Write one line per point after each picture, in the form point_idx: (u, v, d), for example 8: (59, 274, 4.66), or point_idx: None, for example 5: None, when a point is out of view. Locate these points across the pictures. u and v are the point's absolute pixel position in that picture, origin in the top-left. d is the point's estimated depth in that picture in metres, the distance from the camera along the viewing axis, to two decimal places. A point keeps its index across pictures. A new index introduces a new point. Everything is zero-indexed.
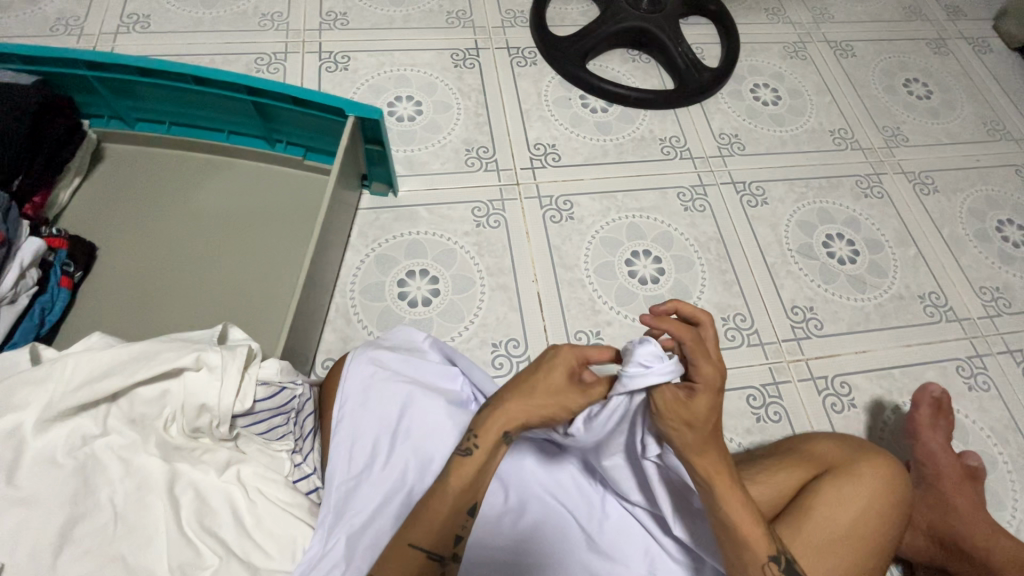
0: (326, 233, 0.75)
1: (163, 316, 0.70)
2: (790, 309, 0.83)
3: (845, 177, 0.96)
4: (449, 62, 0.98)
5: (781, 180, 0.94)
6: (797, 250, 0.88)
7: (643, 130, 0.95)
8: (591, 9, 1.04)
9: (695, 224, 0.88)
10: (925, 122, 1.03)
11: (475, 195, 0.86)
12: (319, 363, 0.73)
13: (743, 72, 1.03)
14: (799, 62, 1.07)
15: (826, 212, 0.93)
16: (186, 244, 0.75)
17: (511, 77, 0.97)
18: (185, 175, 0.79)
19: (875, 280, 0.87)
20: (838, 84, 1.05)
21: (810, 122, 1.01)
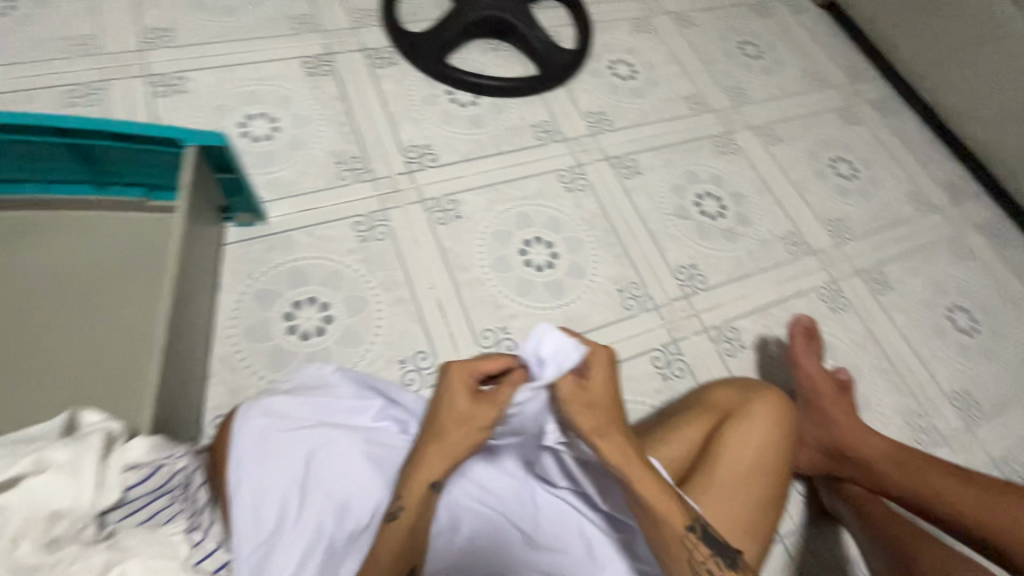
0: (465, 195, 0.89)
1: (325, 219, 0.82)
2: (868, 374, 0.88)
3: (937, 273, 1.01)
4: (606, 77, 1.08)
5: (890, 258, 1.01)
6: (901, 320, 0.94)
7: (760, 182, 1.04)
8: (736, 67, 1.19)
9: (796, 273, 0.94)
10: (1008, 249, 1.09)
11: (599, 191, 0.95)
12: (429, 293, 0.80)
13: (861, 149, 1.14)
14: (915, 150, 1.17)
15: (940, 286, 1.00)
16: (354, 168, 0.87)
17: (655, 105, 1.08)
18: (366, 113, 0.93)
19: (959, 368, 0.92)
20: (932, 181, 1.13)
21: (915, 208, 1.09)
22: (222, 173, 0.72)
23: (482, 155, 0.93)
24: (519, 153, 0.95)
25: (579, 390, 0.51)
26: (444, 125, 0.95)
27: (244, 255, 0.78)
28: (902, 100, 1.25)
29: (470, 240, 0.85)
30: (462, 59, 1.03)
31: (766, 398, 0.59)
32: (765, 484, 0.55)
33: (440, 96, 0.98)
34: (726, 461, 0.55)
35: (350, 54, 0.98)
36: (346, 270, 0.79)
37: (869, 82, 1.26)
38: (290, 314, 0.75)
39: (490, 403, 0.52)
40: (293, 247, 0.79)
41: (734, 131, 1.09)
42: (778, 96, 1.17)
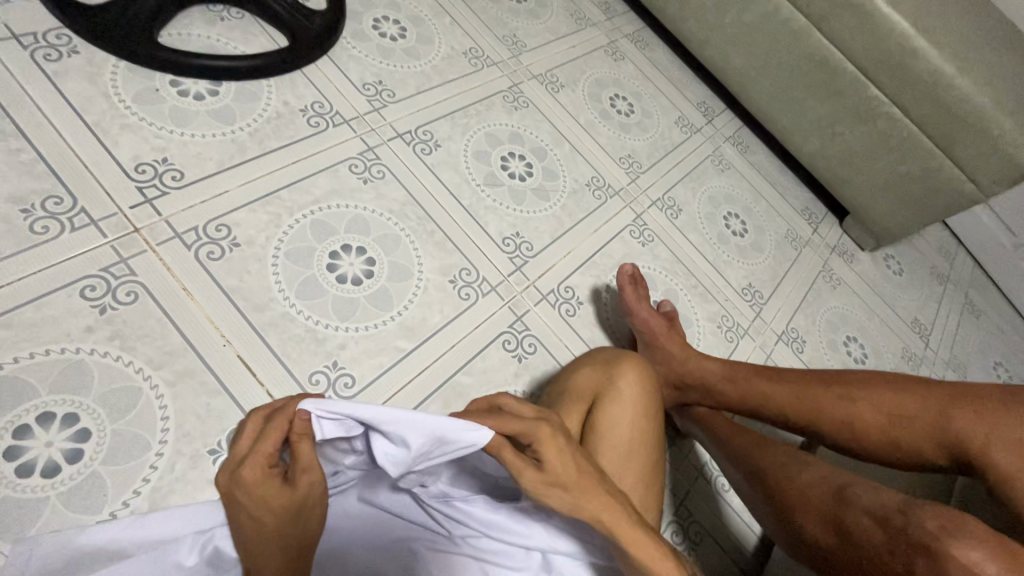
0: (237, 213, 0.70)
1: (31, 293, 0.57)
2: (683, 295, 0.98)
3: (710, 188, 1.16)
4: (374, 39, 0.95)
5: (676, 185, 1.11)
6: (694, 239, 1.06)
7: (558, 133, 1.04)
8: (505, 12, 1.14)
9: (608, 218, 0.99)
10: (755, 155, 1.30)
11: (401, 174, 0.84)
12: (227, 351, 0.63)
13: (632, 83, 1.22)
14: (672, 79, 1.30)
15: (713, 200, 1.14)
16: (56, 212, 0.62)
17: (438, 66, 0.98)
18: (50, 129, 0.66)
19: (741, 269, 1.08)
20: (694, 107, 1.28)
21: (683, 131, 1.21)
22: None
23: (245, 158, 0.74)
24: (294, 147, 0.78)
25: (542, 477, 0.50)
26: (178, 128, 0.73)
27: None
28: (651, 31, 1.35)
29: (261, 270, 0.68)
30: (178, 35, 0.79)
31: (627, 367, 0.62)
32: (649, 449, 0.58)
33: (161, 88, 0.74)
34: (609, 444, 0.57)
35: None
36: (89, 358, 0.57)
37: (622, 17, 1.33)
38: (12, 448, 0.51)
39: (302, 476, 0.47)
40: None
41: (520, 82, 1.06)
42: (550, 40, 1.17)
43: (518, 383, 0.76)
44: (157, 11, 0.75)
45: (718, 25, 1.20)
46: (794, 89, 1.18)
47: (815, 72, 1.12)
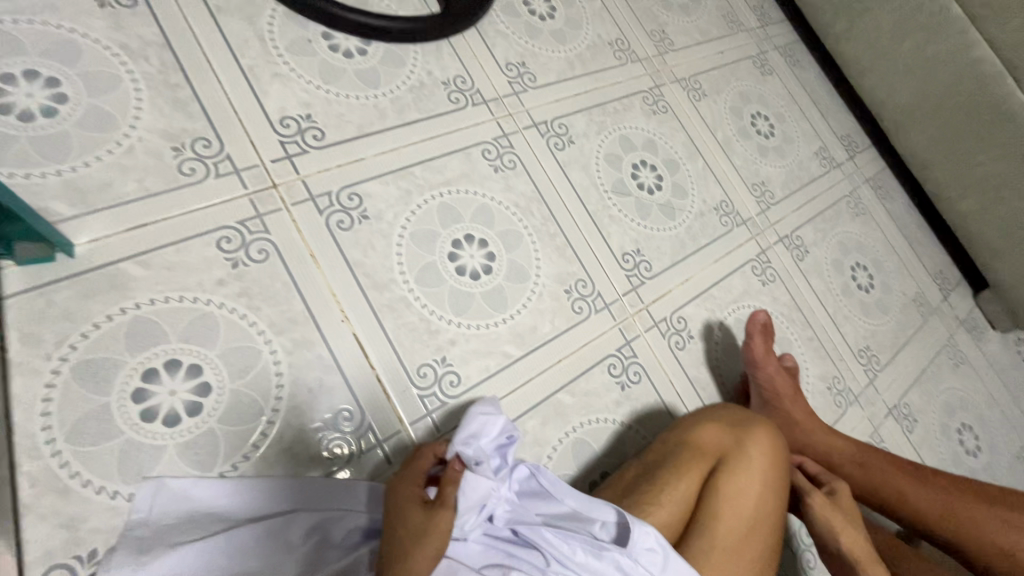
0: (371, 184, 0.68)
1: (173, 233, 0.57)
2: (795, 345, 0.90)
3: (841, 233, 1.06)
4: (524, 15, 0.89)
5: (807, 223, 1.02)
6: (817, 287, 0.97)
7: (693, 145, 0.96)
8: (656, 4, 1.06)
9: (729, 247, 0.91)
10: (892, 201, 1.17)
11: (532, 167, 0.79)
12: (342, 324, 0.61)
13: (776, 102, 1.12)
14: (819, 104, 1.18)
15: (845, 246, 1.05)
16: (204, 156, 0.61)
17: (583, 54, 0.92)
18: (210, 67, 0.65)
19: (858, 328, 0.98)
20: (837, 138, 1.17)
21: (822, 165, 1.11)
22: None
23: (383, 127, 0.71)
24: (432, 120, 0.75)
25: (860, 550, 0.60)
26: (324, 85, 0.70)
27: (46, 309, 0.51)
28: (805, 46, 1.23)
29: (385, 247, 0.66)
30: None
31: (757, 431, 0.62)
32: (769, 515, 0.59)
33: (314, 40, 0.72)
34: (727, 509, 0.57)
35: None
36: (217, 311, 0.56)
37: (777, 26, 1.22)
38: (140, 391, 0.51)
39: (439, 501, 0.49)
40: (127, 287, 0.54)
41: (662, 84, 0.98)
42: (698, 41, 1.08)
43: (616, 412, 0.72)
44: None
45: (890, 53, 1.08)
46: (962, 139, 1.04)
47: (995, 126, 0.99)
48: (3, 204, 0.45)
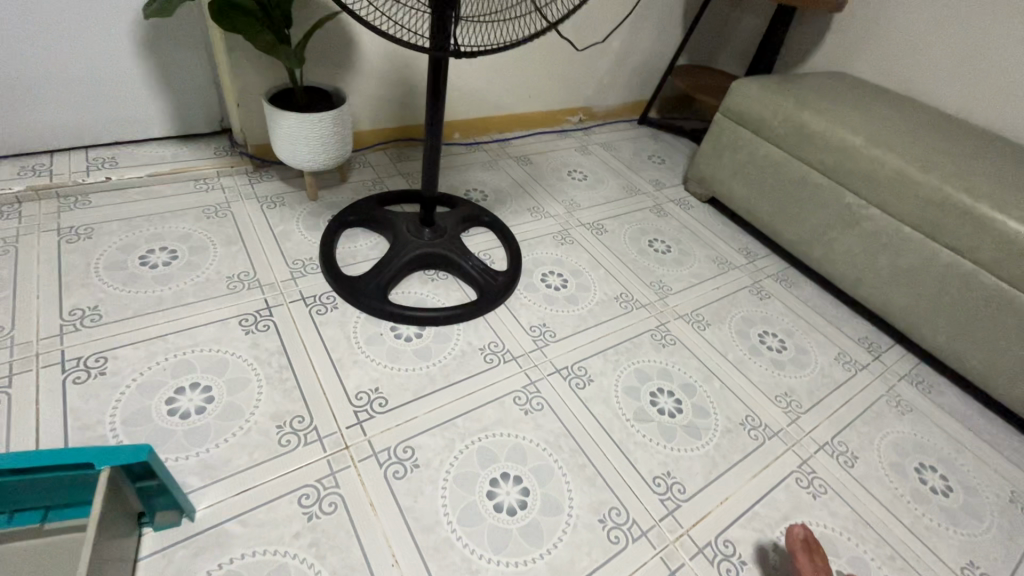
0: (422, 437, 0.83)
1: (267, 495, 0.73)
2: (874, 566, 0.82)
3: (891, 434, 1.04)
4: (542, 289, 1.16)
5: (847, 428, 1.03)
6: (880, 495, 0.92)
7: (706, 368, 1.08)
8: (651, 262, 1.33)
9: (766, 461, 0.93)
10: (941, 394, 1.16)
11: (557, 406, 0.93)
12: (393, 568, 0.69)
13: (780, 320, 1.25)
14: (825, 315, 1.30)
15: (900, 447, 1.02)
16: (298, 429, 0.81)
17: (593, 309, 1.14)
18: (311, 363, 0.90)
19: (951, 541, 0.88)
20: (855, 342, 1.24)
21: (846, 369, 1.16)
22: (143, 480, 0.61)
23: (433, 389, 0.91)
24: (472, 379, 0.94)
25: None
26: (390, 363, 0.93)
27: (165, 568, 0.64)
28: (796, 270, 1.42)
29: (432, 491, 0.77)
30: (402, 294, 1.07)
31: None
32: None
33: (384, 333, 0.99)
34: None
35: (290, 305, 0.99)
36: (291, 562, 0.67)
37: (765, 259, 1.44)
38: None
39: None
40: (226, 544, 0.67)
41: (667, 321, 1.16)
42: (694, 283, 1.29)
43: None
44: (391, 279, 1.05)
45: (870, 268, 1.24)
46: (976, 329, 1.09)
47: (999, 315, 1.05)
48: (161, 486, 0.62)
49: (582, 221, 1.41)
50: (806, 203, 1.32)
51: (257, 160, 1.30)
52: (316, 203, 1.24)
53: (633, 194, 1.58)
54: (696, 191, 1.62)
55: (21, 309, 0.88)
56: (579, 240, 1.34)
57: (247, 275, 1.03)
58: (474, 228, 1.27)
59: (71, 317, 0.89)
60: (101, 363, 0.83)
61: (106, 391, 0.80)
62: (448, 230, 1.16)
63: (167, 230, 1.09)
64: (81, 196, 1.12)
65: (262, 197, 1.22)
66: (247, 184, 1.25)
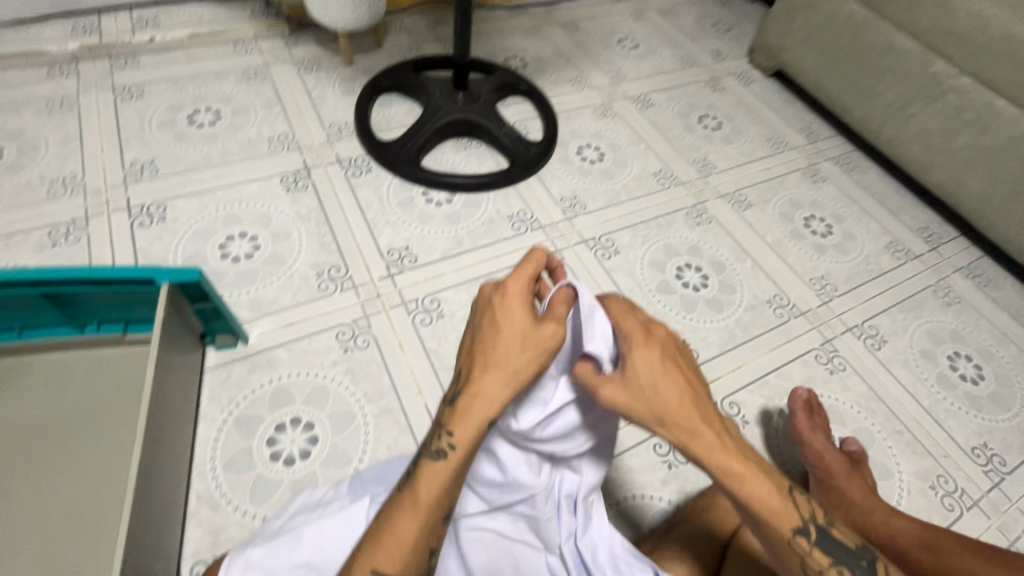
0: (448, 292, 0.89)
1: (308, 330, 0.81)
2: (879, 436, 0.84)
3: (931, 322, 1.00)
4: (576, 161, 1.13)
5: (883, 313, 1.00)
6: (902, 376, 0.92)
7: (739, 248, 1.05)
8: (697, 139, 1.25)
9: (787, 336, 0.93)
10: (1001, 289, 1.09)
11: (580, 274, 0.95)
12: (417, 396, 0.77)
13: (831, 204, 1.17)
14: (884, 201, 1.21)
15: (937, 335, 0.99)
16: (335, 278, 0.87)
17: (627, 184, 1.11)
18: (346, 221, 0.95)
19: (968, 423, 0.88)
20: (910, 230, 1.16)
21: (895, 258, 1.10)
22: (200, 303, 0.70)
23: (461, 251, 0.94)
24: (498, 243, 0.96)
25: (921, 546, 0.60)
26: (420, 225, 0.97)
27: (226, 380, 0.75)
28: (861, 154, 1.30)
29: (456, 338, 0.84)
30: (434, 160, 1.08)
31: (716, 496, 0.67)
32: None
33: (415, 196, 1.01)
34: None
35: (326, 167, 1.03)
36: (329, 383, 0.77)
37: (827, 141, 1.31)
38: (272, 438, 0.71)
39: (552, 324, 0.48)
40: (276, 365, 0.77)
41: (705, 200, 1.12)
42: (743, 162, 1.22)
43: (664, 491, 0.74)
44: (424, 144, 1.06)
45: (947, 148, 1.11)
46: None
47: None
48: (216, 308, 0.71)
49: (628, 92, 1.32)
50: (885, 74, 1.17)
51: (293, 21, 1.27)
52: (352, 68, 1.22)
53: (688, 66, 1.44)
54: (761, 63, 1.46)
55: (89, 160, 0.96)
56: (621, 114, 1.26)
57: (287, 137, 1.06)
58: (510, 97, 1.22)
59: (132, 170, 0.96)
60: (161, 211, 0.91)
61: (168, 235, 0.89)
62: (482, 95, 1.13)
63: (210, 91, 1.12)
64: (129, 55, 1.15)
65: (299, 61, 1.21)
66: (284, 47, 1.24)
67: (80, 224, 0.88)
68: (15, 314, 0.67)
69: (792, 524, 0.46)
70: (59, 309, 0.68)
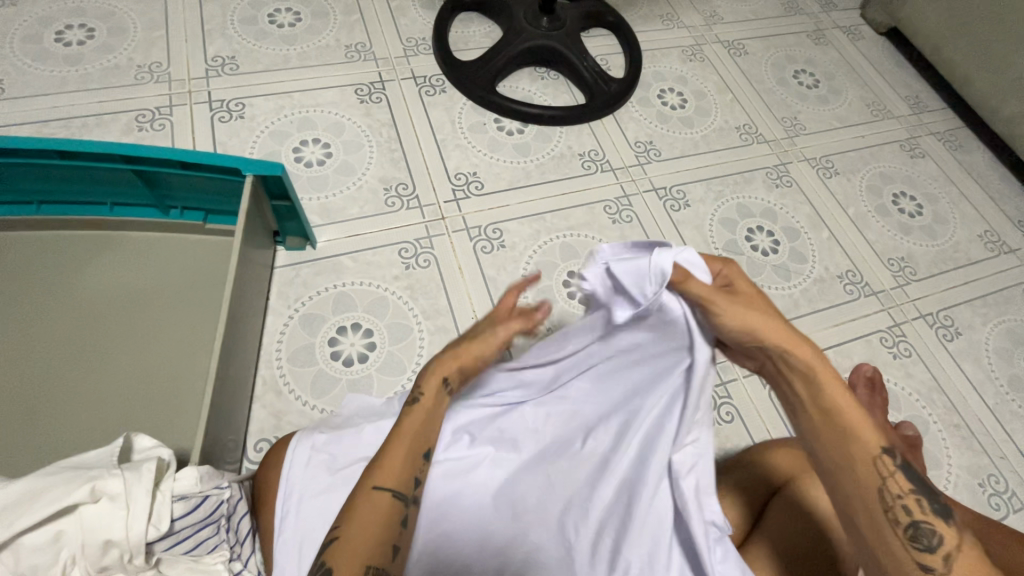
0: (511, 223, 0.88)
1: (373, 242, 0.83)
2: (935, 427, 0.81)
3: (1014, 321, 0.94)
4: (657, 105, 1.07)
5: (961, 305, 0.94)
6: (971, 372, 0.87)
7: (818, 217, 0.99)
8: (790, 95, 1.16)
9: (853, 314, 0.90)
10: None
11: (646, 223, 0.93)
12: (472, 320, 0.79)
13: (926, 183, 1.09)
14: (985, 187, 1.11)
15: (1018, 336, 0.92)
16: (402, 194, 0.88)
17: (706, 134, 1.05)
18: (416, 139, 0.94)
19: None
20: (1009, 220, 1.06)
21: (986, 249, 1.02)
22: (277, 200, 0.73)
23: (528, 184, 0.93)
24: (565, 181, 0.94)
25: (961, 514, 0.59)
26: (489, 153, 0.95)
27: (293, 279, 0.78)
28: (970, 132, 1.18)
29: (514, 269, 0.84)
30: (509, 87, 1.04)
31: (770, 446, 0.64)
32: None
33: (487, 122, 0.98)
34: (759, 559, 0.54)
35: (401, 81, 1.01)
36: (389, 296, 0.79)
37: (934, 113, 1.20)
38: (334, 339, 0.75)
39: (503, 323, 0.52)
40: (340, 272, 0.80)
41: (788, 162, 1.05)
42: (836, 126, 1.13)
43: None
44: (501, 69, 1.02)
45: None
46: None
47: None
48: (290, 207, 0.73)
49: (721, 36, 1.22)
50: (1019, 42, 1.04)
51: None
52: None
53: (792, 13, 1.31)
54: (874, 18, 1.31)
55: (174, 49, 0.97)
56: (711, 58, 1.18)
57: (364, 46, 1.04)
58: (594, 28, 1.14)
59: (214, 63, 0.97)
60: (240, 108, 0.93)
61: (246, 132, 0.90)
62: (567, 22, 1.07)
63: None
64: None
65: None
66: None
67: (164, 111, 0.90)
68: (106, 188, 0.71)
69: (879, 440, 0.42)
70: (145, 188, 0.71)
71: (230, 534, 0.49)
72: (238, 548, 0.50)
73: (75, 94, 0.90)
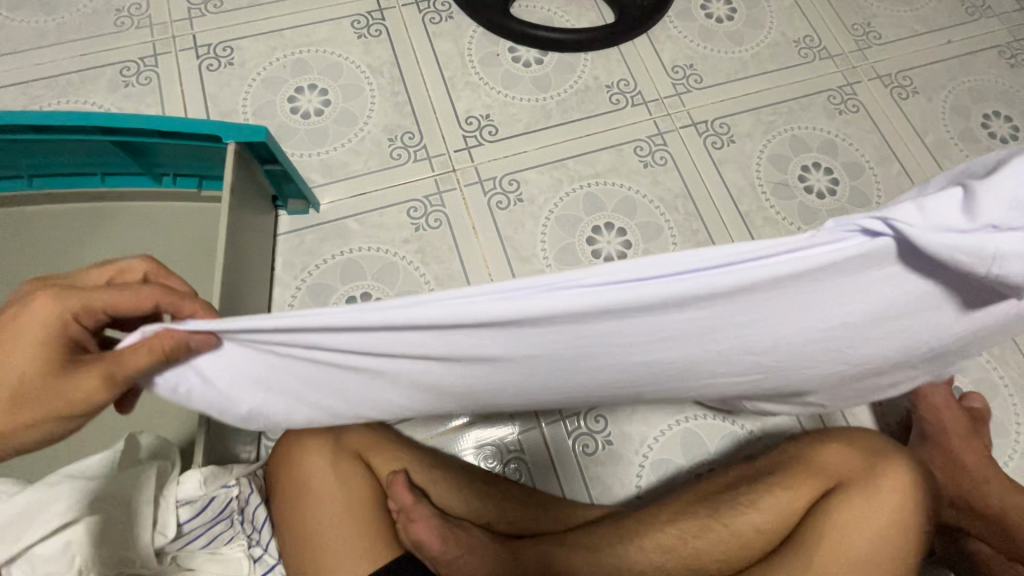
0: (529, 172, 0.79)
1: (379, 201, 0.77)
2: (1010, 393, 0.73)
3: None
4: (700, 18, 0.91)
5: None
6: None
7: (886, 149, 0.85)
8: None
9: None
10: None
11: (683, 165, 0.82)
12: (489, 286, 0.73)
13: None
14: None
15: None
16: (408, 145, 0.80)
17: (758, 52, 0.90)
18: (422, 79, 0.84)
19: None
20: None
21: None
22: (270, 164, 0.66)
23: (548, 125, 0.82)
24: (592, 119, 0.83)
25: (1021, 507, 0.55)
26: (503, 91, 0.84)
27: (299, 246, 0.74)
28: None
29: (533, 226, 0.77)
30: (526, 6, 0.90)
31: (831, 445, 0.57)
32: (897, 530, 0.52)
33: (500, 53, 0.86)
34: (827, 543, 0.51)
35: (402, 8, 0.88)
36: (400, 262, 0.74)
37: None
38: None
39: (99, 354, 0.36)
40: (347, 237, 0.74)
41: (857, 81, 0.89)
42: (920, 31, 0.94)
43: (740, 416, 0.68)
44: None
45: None
46: None
47: None
48: (281, 168, 0.66)
49: None
50: None
51: None
52: None
53: None
54: None
55: None
56: None
57: None
58: None
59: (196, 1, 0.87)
60: (228, 53, 0.84)
61: (237, 82, 0.83)
62: None
63: None
64: None
65: None
66: None
67: (149, 62, 0.83)
68: (92, 160, 0.66)
69: None
70: (132, 157, 0.66)
71: (248, 525, 0.50)
72: (257, 534, 0.51)
73: (56, 47, 0.83)
